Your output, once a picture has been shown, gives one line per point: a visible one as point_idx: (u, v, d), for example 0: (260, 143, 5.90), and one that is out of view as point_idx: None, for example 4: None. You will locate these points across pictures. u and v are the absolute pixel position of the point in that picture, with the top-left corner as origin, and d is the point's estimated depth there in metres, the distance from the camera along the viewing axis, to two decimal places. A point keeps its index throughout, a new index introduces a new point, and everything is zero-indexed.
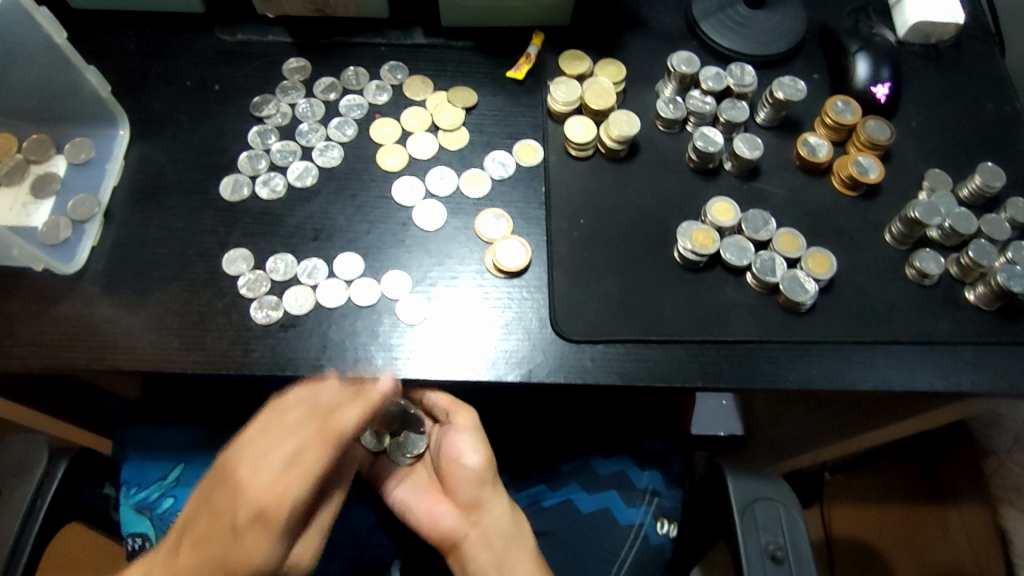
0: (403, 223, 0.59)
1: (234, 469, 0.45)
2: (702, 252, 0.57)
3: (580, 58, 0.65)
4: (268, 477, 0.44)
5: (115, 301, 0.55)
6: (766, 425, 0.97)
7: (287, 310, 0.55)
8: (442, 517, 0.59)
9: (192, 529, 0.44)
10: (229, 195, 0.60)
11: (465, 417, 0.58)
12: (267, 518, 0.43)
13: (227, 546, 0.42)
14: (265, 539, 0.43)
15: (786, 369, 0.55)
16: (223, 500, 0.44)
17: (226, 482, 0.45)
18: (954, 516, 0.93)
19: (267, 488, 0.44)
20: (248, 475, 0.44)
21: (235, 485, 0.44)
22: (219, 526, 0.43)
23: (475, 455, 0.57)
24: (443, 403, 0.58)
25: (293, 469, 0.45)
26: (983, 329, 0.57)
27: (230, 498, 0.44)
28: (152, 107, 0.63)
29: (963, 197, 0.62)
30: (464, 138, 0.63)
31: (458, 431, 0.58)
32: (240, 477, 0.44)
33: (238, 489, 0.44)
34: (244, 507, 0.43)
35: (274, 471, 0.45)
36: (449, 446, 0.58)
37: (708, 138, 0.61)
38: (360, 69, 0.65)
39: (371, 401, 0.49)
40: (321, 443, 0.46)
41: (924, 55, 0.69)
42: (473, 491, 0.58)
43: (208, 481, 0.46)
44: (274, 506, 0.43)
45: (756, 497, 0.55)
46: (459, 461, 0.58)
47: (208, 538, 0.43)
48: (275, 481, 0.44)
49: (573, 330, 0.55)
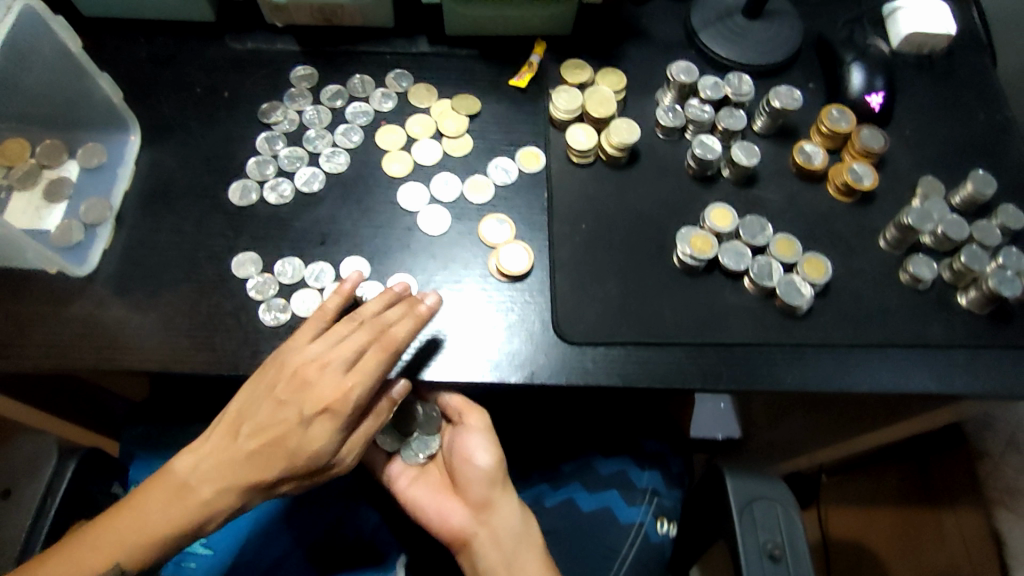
0: (408, 228, 0.60)
1: (299, 367, 0.49)
2: (700, 257, 0.58)
3: (581, 67, 0.67)
4: (332, 378, 0.48)
5: (125, 303, 0.57)
6: (765, 428, 0.97)
7: (295, 313, 0.56)
8: (452, 516, 0.60)
9: (256, 412, 0.49)
10: (238, 200, 0.61)
11: (477, 419, 0.59)
12: (333, 414, 0.48)
13: (297, 432, 0.48)
14: (330, 429, 0.48)
15: (783, 372, 0.56)
16: (291, 391, 0.48)
17: (292, 376, 0.48)
18: (949, 519, 0.89)
19: (332, 387, 0.48)
20: (315, 374, 0.48)
21: (301, 380, 0.48)
22: (288, 413, 0.48)
23: (486, 456, 0.59)
24: (458, 403, 0.59)
25: (354, 373, 0.48)
26: (974, 333, 0.59)
27: (299, 392, 0.48)
28: (163, 114, 0.64)
29: (956, 204, 0.63)
30: (468, 144, 0.64)
31: (472, 431, 0.59)
32: (306, 373, 0.48)
33: (305, 386, 0.48)
34: (313, 400, 0.48)
35: (337, 373, 0.48)
36: (463, 445, 0.60)
37: (707, 145, 0.62)
38: (366, 77, 0.67)
39: (420, 315, 0.51)
40: (380, 352, 0.49)
41: (917, 65, 0.70)
42: (485, 490, 0.59)
43: (271, 372, 0.49)
44: (340, 405, 0.48)
45: (754, 497, 0.56)
46: (471, 460, 0.59)
47: (277, 421, 0.48)
48: (339, 382, 0.48)
49: (575, 333, 0.57)
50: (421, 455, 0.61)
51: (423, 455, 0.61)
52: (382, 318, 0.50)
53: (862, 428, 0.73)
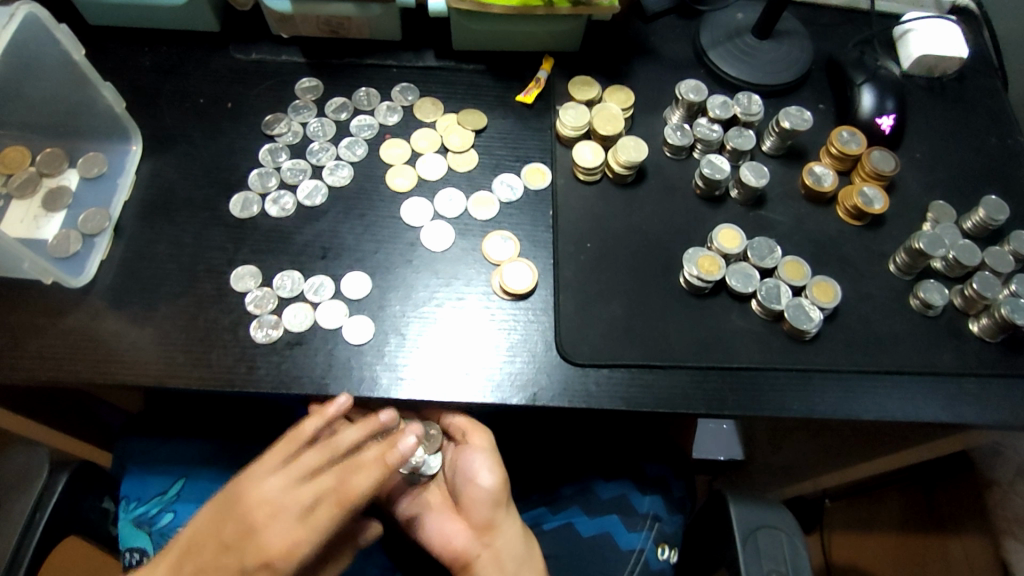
0: (411, 243, 0.59)
1: (252, 509, 0.48)
2: (708, 278, 0.57)
3: (589, 84, 0.66)
4: (281, 529, 0.48)
5: (122, 315, 0.56)
6: (769, 451, 0.96)
7: (287, 328, 0.55)
8: (454, 537, 0.59)
9: (202, 549, 0.48)
10: (239, 212, 0.60)
11: (481, 438, 0.58)
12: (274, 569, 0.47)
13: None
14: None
15: (791, 398, 0.55)
16: (239, 538, 0.47)
17: (242, 519, 0.48)
18: (956, 545, 0.88)
19: (279, 540, 0.47)
20: (264, 521, 0.48)
21: (249, 527, 0.47)
22: (230, 558, 0.47)
23: (490, 476, 0.57)
24: (462, 424, 0.59)
25: (302, 529, 0.48)
26: (986, 361, 0.57)
27: (245, 537, 0.47)
28: (165, 123, 0.64)
29: (967, 229, 0.62)
30: (473, 160, 0.63)
31: (475, 453, 0.58)
32: (255, 521, 0.48)
33: (253, 531, 0.47)
34: (257, 551, 0.47)
35: (286, 525, 0.48)
36: (465, 467, 0.59)
37: (715, 165, 0.61)
38: (371, 90, 0.66)
39: (387, 464, 0.51)
40: (336, 502, 0.49)
41: (928, 87, 0.70)
42: (487, 512, 0.58)
43: (225, 509, 0.49)
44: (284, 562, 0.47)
45: (757, 525, 0.55)
46: (475, 481, 0.58)
47: (218, 565, 0.47)
48: (286, 534, 0.47)
49: (579, 354, 0.55)
50: (424, 474, 0.62)
51: (425, 475, 0.62)
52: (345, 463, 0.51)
53: (872, 453, 0.71)
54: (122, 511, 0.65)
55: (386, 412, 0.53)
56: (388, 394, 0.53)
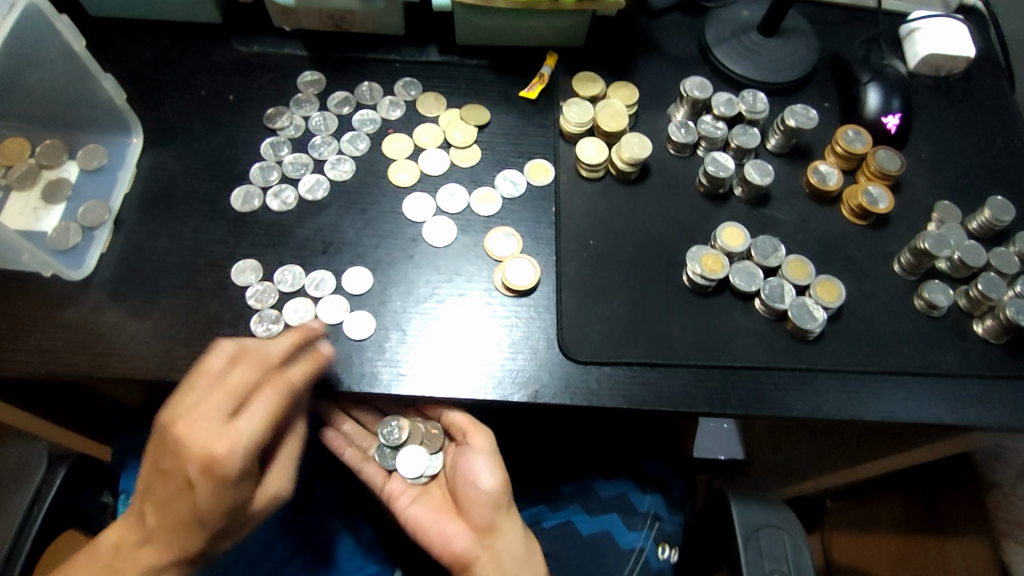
0: (413, 239, 0.59)
1: (172, 430, 0.44)
2: (711, 276, 0.57)
3: (593, 80, 0.65)
4: (205, 435, 0.44)
5: (121, 308, 0.55)
6: (769, 451, 0.96)
7: (287, 323, 0.55)
8: (454, 539, 0.58)
9: (154, 487, 0.46)
10: (240, 206, 0.60)
11: (482, 439, 0.58)
12: (214, 471, 0.43)
13: (191, 495, 0.44)
14: (216, 489, 0.44)
15: (794, 398, 0.55)
16: (170, 461, 0.44)
17: (167, 443, 0.44)
18: (953, 546, 0.87)
19: (211, 444, 0.43)
20: (185, 434, 0.44)
21: (175, 445, 0.44)
22: (175, 483, 0.44)
23: (491, 478, 0.57)
24: (462, 422, 0.59)
25: (234, 428, 0.44)
26: (990, 363, 0.57)
27: (175, 454, 0.44)
28: (166, 116, 0.63)
29: (973, 230, 0.62)
30: (476, 155, 0.63)
31: (476, 453, 0.57)
32: (178, 438, 0.44)
33: (178, 446, 0.44)
34: (192, 462, 0.43)
35: (212, 429, 0.44)
36: (465, 467, 0.58)
37: (719, 162, 0.61)
38: (374, 84, 0.66)
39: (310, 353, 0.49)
40: (268, 394, 0.47)
41: (934, 86, 0.69)
42: (488, 514, 0.57)
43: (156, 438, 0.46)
44: (223, 463, 0.43)
45: (758, 525, 0.54)
46: (475, 483, 0.57)
47: (169, 491, 0.45)
48: (215, 437, 0.43)
49: (581, 352, 0.55)
50: (424, 475, 0.60)
51: (427, 477, 0.60)
52: (256, 355, 0.48)
53: (875, 453, 0.71)
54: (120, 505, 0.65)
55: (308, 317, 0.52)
56: (388, 390, 0.53)
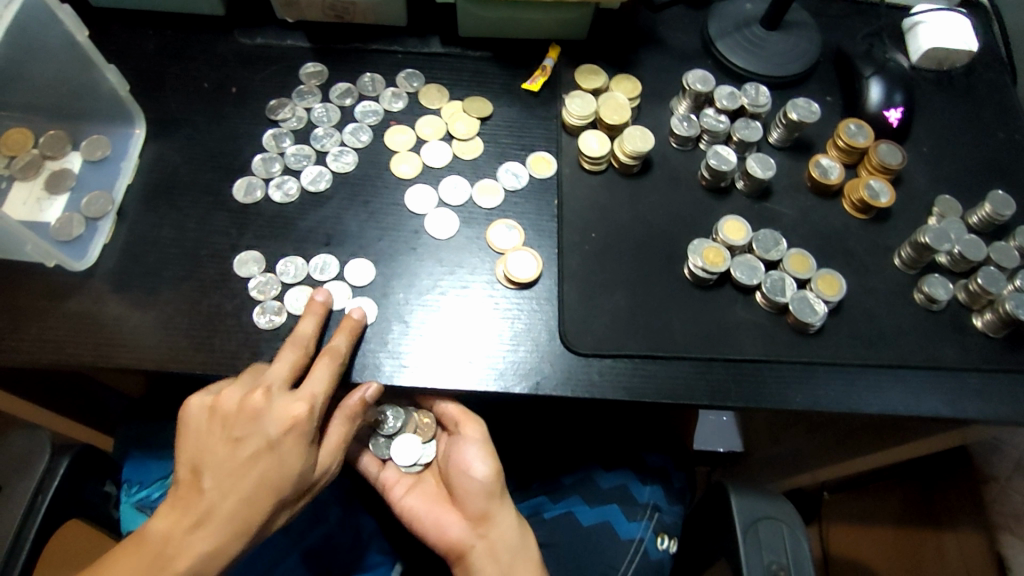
0: (415, 231, 0.59)
1: (246, 401, 0.48)
2: (712, 269, 0.57)
3: (595, 73, 0.65)
4: (284, 401, 0.49)
5: (124, 299, 0.55)
6: (768, 444, 0.96)
7: (289, 315, 0.55)
8: (448, 527, 0.59)
9: (215, 459, 0.48)
10: (243, 198, 0.60)
11: (474, 429, 0.58)
12: (298, 428, 0.49)
13: (269, 456, 0.48)
14: (297, 447, 0.48)
15: (794, 391, 0.55)
16: (246, 427, 0.48)
17: (241, 413, 0.48)
18: (949, 538, 0.87)
19: (294, 405, 0.49)
20: (264, 401, 0.48)
21: (253, 411, 0.48)
22: (251, 447, 0.48)
23: (483, 467, 0.58)
24: (454, 411, 0.58)
25: (306, 392, 0.50)
26: (989, 357, 0.57)
27: (253, 420, 0.48)
28: (168, 107, 0.63)
29: (973, 224, 0.62)
30: (478, 148, 0.63)
31: (468, 442, 0.58)
32: (257, 404, 0.48)
33: (258, 411, 0.48)
34: (276, 423, 0.48)
35: (291, 395, 0.49)
36: (459, 457, 0.58)
37: (721, 156, 0.61)
38: (376, 76, 0.66)
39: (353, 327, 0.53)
40: (322, 363, 0.51)
41: (936, 81, 0.69)
42: (482, 502, 0.58)
43: (217, 417, 0.49)
44: (306, 419, 0.49)
45: (759, 516, 0.55)
46: (468, 472, 0.58)
47: (243, 459, 0.48)
48: (294, 400, 0.49)
49: (582, 344, 0.55)
50: (418, 464, 0.61)
51: (421, 465, 0.61)
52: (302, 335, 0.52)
53: (873, 445, 0.71)
54: (125, 494, 0.65)
55: (320, 291, 0.54)
56: (391, 381, 0.53)
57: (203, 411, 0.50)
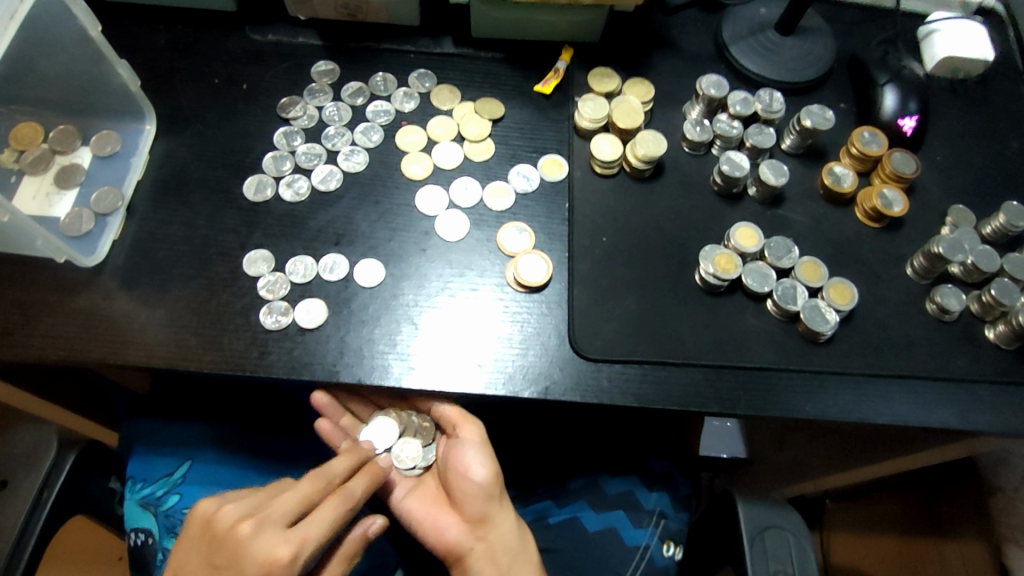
0: (425, 232, 0.59)
1: (235, 533, 0.48)
2: (724, 276, 0.57)
3: (609, 76, 0.65)
4: (270, 540, 0.48)
5: (133, 296, 0.55)
6: (772, 451, 0.96)
7: (297, 320, 0.55)
8: (447, 529, 0.58)
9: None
10: (253, 195, 0.60)
11: (473, 431, 0.57)
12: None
13: None
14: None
15: (805, 400, 0.55)
16: (228, 557, 0.47)
17: (227, 540, 0.48)
18: (951, 549, 0.88)
19: (277, 548, 0.47)
20: (250, 535, 0.48)
21: (239, 542, 0.47)
22: None
23: (482, 470, 0.57)
24: (452, 413, 0.57)
25: (297, 537, 0.48)
26: (1000, 368, 0.57)
27: (235, 553, 0.47)
28: (179, 104, 0.63)
29: (987, 235, 0.62)
30: (489, 149, 0.63)
31: (465, 445, 0.57)
32: (244, 536, 0.47)
33: (242, 546, 0.47)
34: (254, 562, 0.47)
35: (279, 535, 0.48)
36: (457, 460, 0.57)
37: (734, 162, 0.60)
38: (388, 75, 0.65)
39: (375, 473, 0.55)
40: (329, 504, 0.51)
41: (951, 89, 0.69)
42: (482, 505, 0.58)
43: (207, 536, 0.49)
44: (283, 567, 0.47)
45: (766, 525, 0.55)
46: (468, 475, 0.57)
47: None
48: (281, 543, 0.48)
49: (592, 349, 0.55)
50: (418, 467, 0.61)
51: (420, 468, 0.61)
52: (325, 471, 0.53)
53: (879, 454, 0.71)
54: (128, 491, 0.65)
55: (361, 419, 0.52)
56: (399, 383, 0.53)
57: (201, 522, 0.50)
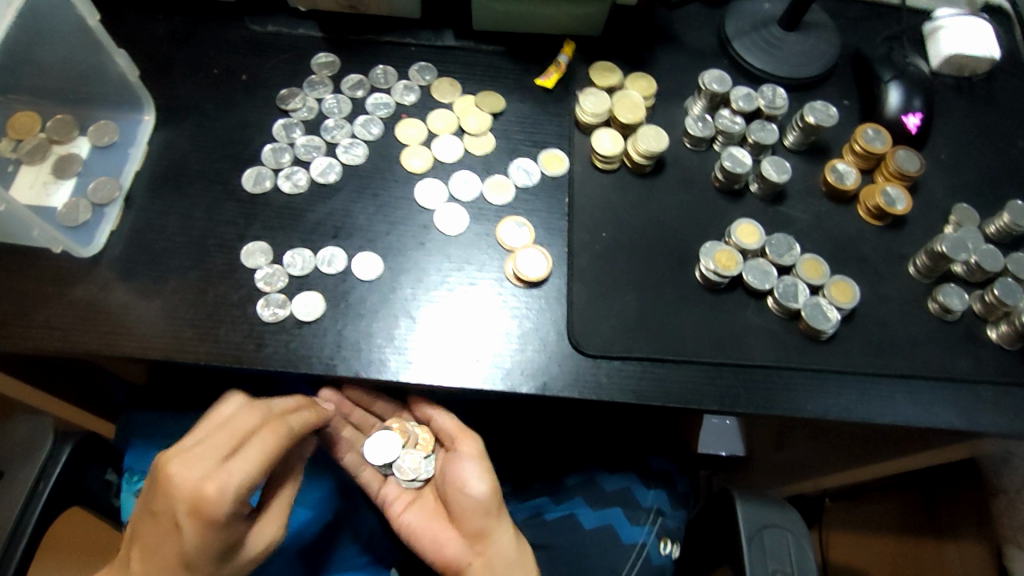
0: (424, 226, 0.59)
1: (167, 469, 0.45)
2: (724, 273, 0.56)
3: (610, 70, 0.65)
4: (198, 474, 0.44)
5: (130, 287, 0.55)
6: (768, 450, 0.95)
7: (294, 313, 0.54)
8: (447, 545, 0.57)
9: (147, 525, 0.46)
10: (252, 187, 0.59)
11: (470, 445, 0.57)
12: (202, 509, 0.43)
13: (174, 536, 0.44)
14: (203, 533, 0.43)
15: (805, 398, 0.54)
16: (162, 500, 0.44)
17: (161, 482, 0.45)
18: (951, 549, 0.92)
19: (202, 485, 0.43)
20: (179, 470, 0.44)
21: (168, 482, 0.44)
22: (164, 523, 0.44)
23: (481, 484, 0.55)
24: (451, 427, 0.58)
25: (228, 469, 0.45)
26: (1002, 369, 0.56)
27: (167, 491, 0.44)
28: (178, 94, 0.63)
29: (990, 234, 0.61)
30: (489, 143, 0.62)
31: (463, 460, 0.56)
32: (174, 473, 0.44)
33: (171, 484, 0.44)
34: (184, 502, 0.43)
35: (208, 470, 0.44)
36: (455, 475, 0.56)
37: (736, 158, 0.60)
38: (389, 68, 0.65)
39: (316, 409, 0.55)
40: (267, 436, 0.48)
41: (956, 87, 0.68)
42: (478, 519, 0.55)
43: (153, 479, 0.46)
44: (210, 505, 0.43)
45: (764, 524, 0.54)
46: (465, 489, 0.55)
47: (158, 533, 0.45)
48: (207, 476, 0.44)
49: (591, 346, 0.55)
50: (419, 479, 0.61)
51: (420, 481, 0.61)
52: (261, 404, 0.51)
53: (875, 455, 0.71)
54: (125, 482, 0.65)
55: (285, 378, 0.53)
56: (397, 377, 0.53)
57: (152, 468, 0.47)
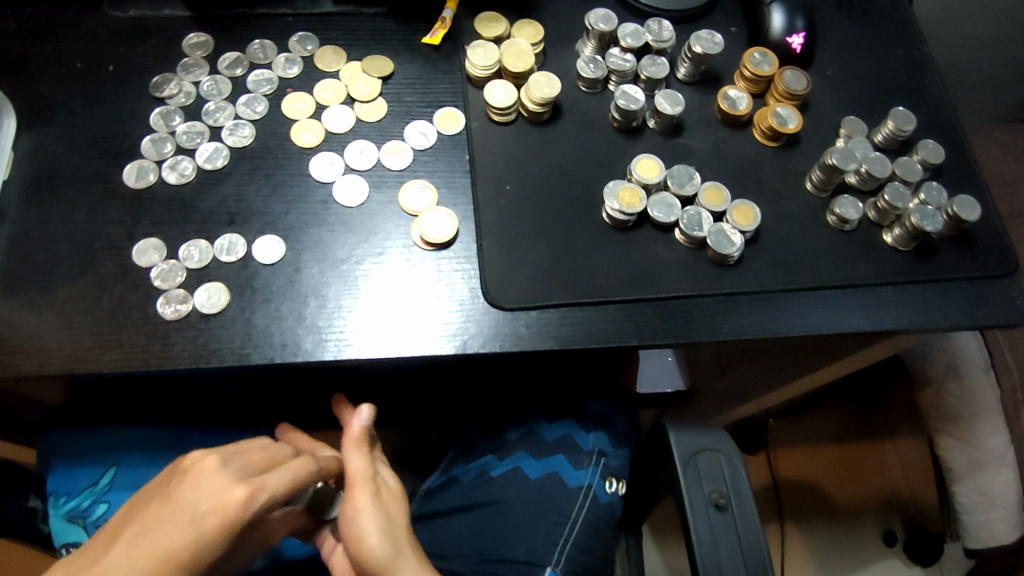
0: (324, 201, 0.57)
1: (196, 467, 0.43)
2: (629, 211, 0.57)
3: (494, 20, 0.63)
4: (229, 479, 0.43)
5: (16, 303, 0.52)
6: (714, 376, 0.97)
7: (196, 307, 0.52)
8: None
9: (144, 514, 0.42)
10: (134, 182, 0.56)
11: (364, 494, 0.48)
12: (224, 513, 0.41)
13: (180, 528, 0.41)
14: (214, 536, 0.41)
15: (719, 321, 0.56)
16: (183, 491, 0.42)
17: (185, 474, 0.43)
18: (890, 450, 1.07)
19: (234, 488, 0.42)
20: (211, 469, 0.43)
21: (196, 478, 0.42)
22: (172, 512, 0.41)
23: (378, 542, 0.46)
24: (356, 468, 0.49)
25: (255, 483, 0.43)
26: (901, 269, 0.59)
27: (190, 486, 0.42)
28: (40, 94, 0.59)
29: (878, 142, 0.63)
30: (382, 109, 0.61)
31: (354, 512, 0.47)
32: (206, 470, 0.43)
33: (198, 479, 0.42)
34: (208, 500, 0.41)
35: (237, 478, 0.43)
36: (347, 528, 0.47)
37: (629, 96, 0.60)
38: (266, 41, 0.62)
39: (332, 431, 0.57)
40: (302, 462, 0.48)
41: (835, 4, 0.70)
42: None
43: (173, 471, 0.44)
44: (235, 507, 0.41)
45: (697, 449, 0.56)
46: (358, 548, 0.46)
47: (157, 519, 0.41)
48: (238, 484, 0.42)
49: (506, 299, 0.55)
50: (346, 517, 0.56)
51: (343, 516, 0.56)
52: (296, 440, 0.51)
53: (806, 367, 0.74)
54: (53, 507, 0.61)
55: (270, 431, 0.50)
56: (314, 357, 0.52)
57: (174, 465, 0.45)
